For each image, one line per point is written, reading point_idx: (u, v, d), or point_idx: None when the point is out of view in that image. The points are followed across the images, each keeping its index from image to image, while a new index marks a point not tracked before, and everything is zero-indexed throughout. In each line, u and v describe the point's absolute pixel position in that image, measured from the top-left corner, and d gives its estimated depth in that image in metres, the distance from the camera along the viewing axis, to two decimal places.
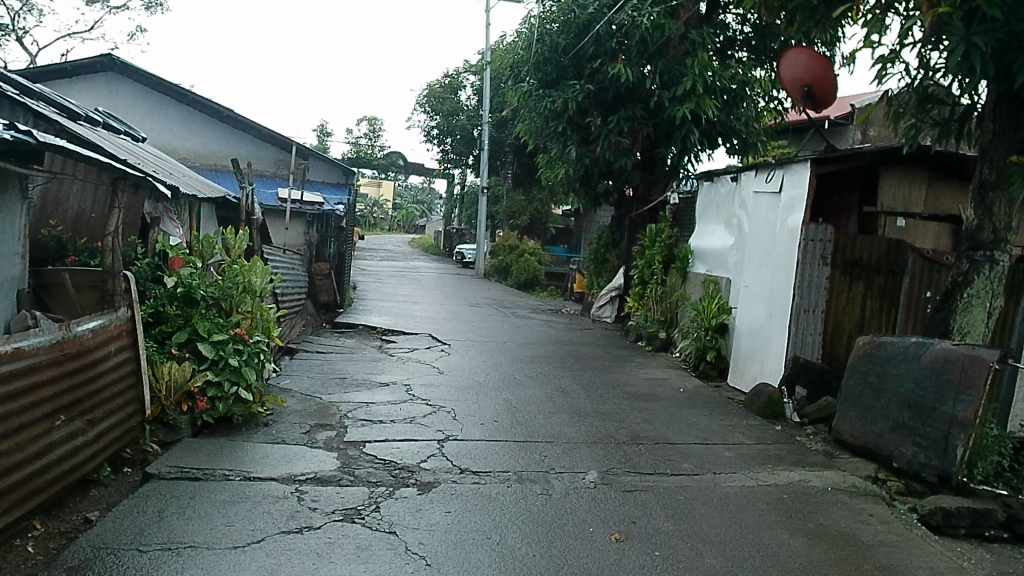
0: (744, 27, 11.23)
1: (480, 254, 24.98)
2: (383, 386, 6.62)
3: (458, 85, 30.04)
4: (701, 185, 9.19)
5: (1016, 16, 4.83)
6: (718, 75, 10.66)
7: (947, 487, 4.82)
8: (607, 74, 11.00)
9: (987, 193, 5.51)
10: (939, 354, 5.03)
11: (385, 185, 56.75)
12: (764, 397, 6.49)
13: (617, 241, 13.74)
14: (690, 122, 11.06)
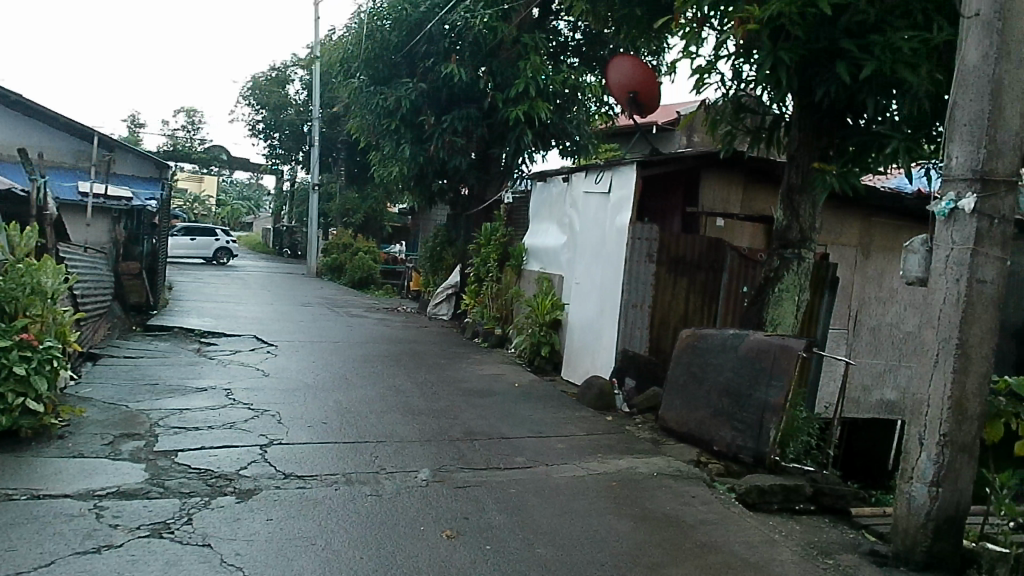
0: (575, 35, 11.78)
1: (315, 253, 24.41)
2: (199, 391, 6.31)
3: (285, 78, 29.33)
4: (534, 185, 9.43)
5: (813, 35, 5.34)
6: (550, 79, 11.01)
7: (761, 466, 5.24)
8: (440, 74, 11.06)
9: (795, 196, 6.00)
10: (753, 345, 5.45)
11: (210, 180, 54.20)
12: (595, 390, 6.68)
13: (453, 240, 13.81)
14: (523, 124, 11.31)
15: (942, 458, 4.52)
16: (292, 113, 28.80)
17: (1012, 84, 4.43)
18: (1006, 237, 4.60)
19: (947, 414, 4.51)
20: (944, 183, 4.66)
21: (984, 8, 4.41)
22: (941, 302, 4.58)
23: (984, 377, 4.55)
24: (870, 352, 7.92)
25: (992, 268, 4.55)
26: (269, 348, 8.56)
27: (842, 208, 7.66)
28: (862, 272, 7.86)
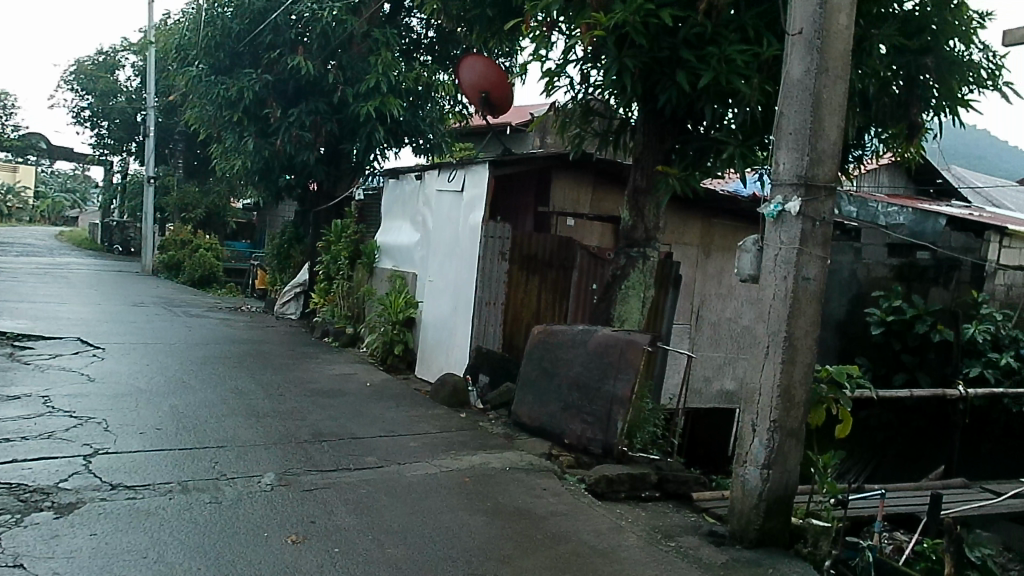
0: (428, 32, 11.65)
1: (150, 250, 23.04)
2: (12, 399, 5.79)
3: (114, 64, 27.51)
4: (386, 182, 9.35)
5: (656, 44, 5.61)
6: (402, 76, 10.98)
7: (610, 457, 5.46)
8: (286, 66, 10.77)
9: (640, 198, 6.27)
10: (601, 340, 5.66)
11: (27, 171, 49.80)
12: (449, 388, 6.67)
13: (302, 237, 13.44)
14: (373, 120, 11.15)
15: (773, 442, 5.19)
16: (122, 100, 26.97)
17: (830, 96, 5.13)
18: (828, 240, 5.29)
19: (777, 401, 5.19)
20: (775, 188, 5.31)
21: (805, 28, 5.13)
22: (771, 298, 5.23)
23: (808, 366, 5.24)
24: (710, 345, 8.41)
25: (814, 265, 5.22)
26: (94, 352, 7.97)
27: (684, 210, 8.08)
28: (702, 270, 8.33)
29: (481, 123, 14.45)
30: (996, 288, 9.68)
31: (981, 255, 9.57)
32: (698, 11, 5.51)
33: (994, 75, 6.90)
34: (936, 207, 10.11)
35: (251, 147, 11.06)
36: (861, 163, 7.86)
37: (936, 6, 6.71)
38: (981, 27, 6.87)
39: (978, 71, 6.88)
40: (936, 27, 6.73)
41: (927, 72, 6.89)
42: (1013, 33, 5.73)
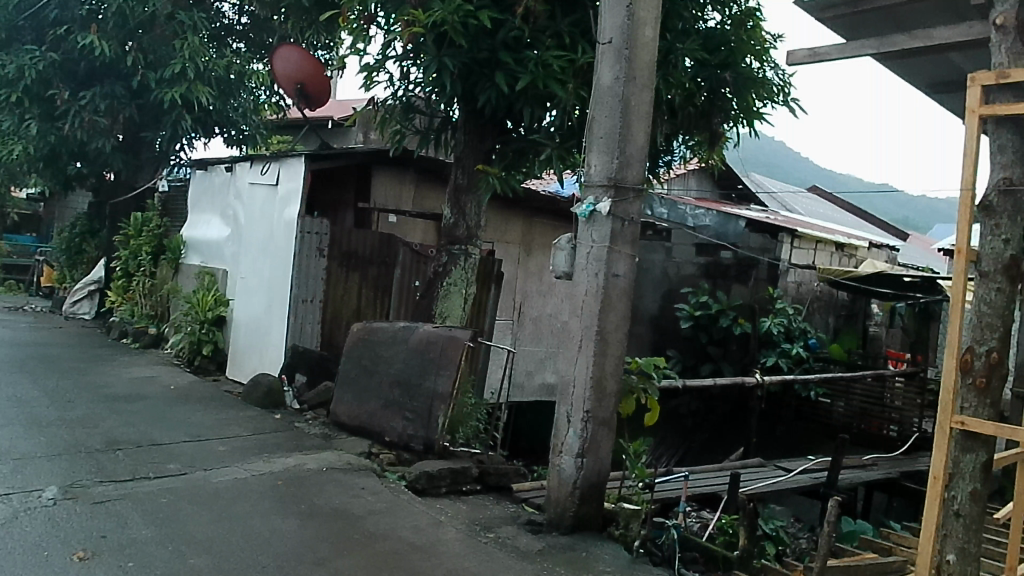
0: (241, 18, 11.23)
1: None
2: None
3: None
4: (192, 173, 8.88)
5: (475, 45, 5.72)
6: (212, 62, 10.41)
7: (431, 452, 5.50)
8: (77, 44, 10.00)
9: (461, 196, 6.35)
10: (423, 337, 5.68)
11: None
12: (262, 388, 6.46)
13: (97, 230, 12.46)
14: (180, 108, 10.61)
15: (586, 431, 5.46)
16: None
17: (637, 104, 5.44)
18: (636, 238, 5.61)
19: (589, 393, 5.46)
20: (587, 188, 5.57)
21: (615, 38, 5.42)
22: (585, 294, 5.48)
23: (618, 358, 5.55)
24: (532, 339, 8.68)
25: (623, 262, 5.52)
26: None
27: (506, 208, 8.26)
28: (525, 266, 8.56)
29: (299, 115, 14.03)
30: (788, 284, 10.69)
31: (775, 254, 10.40)
32: (516, 15, 5.68)
33: (783, 90, 7.59)
34: (737, 209, 10.99)
35: (33, 130, 10.17)
36: (670, 167, 8.37)
37: (733, 25, 7.28)
38: (772, 47, 7.53)
39: (769, 86, 7.54)
40: (734, 44, 7.30)
41: (725, 85, 7.47)
42: (794, 54, 6.37)
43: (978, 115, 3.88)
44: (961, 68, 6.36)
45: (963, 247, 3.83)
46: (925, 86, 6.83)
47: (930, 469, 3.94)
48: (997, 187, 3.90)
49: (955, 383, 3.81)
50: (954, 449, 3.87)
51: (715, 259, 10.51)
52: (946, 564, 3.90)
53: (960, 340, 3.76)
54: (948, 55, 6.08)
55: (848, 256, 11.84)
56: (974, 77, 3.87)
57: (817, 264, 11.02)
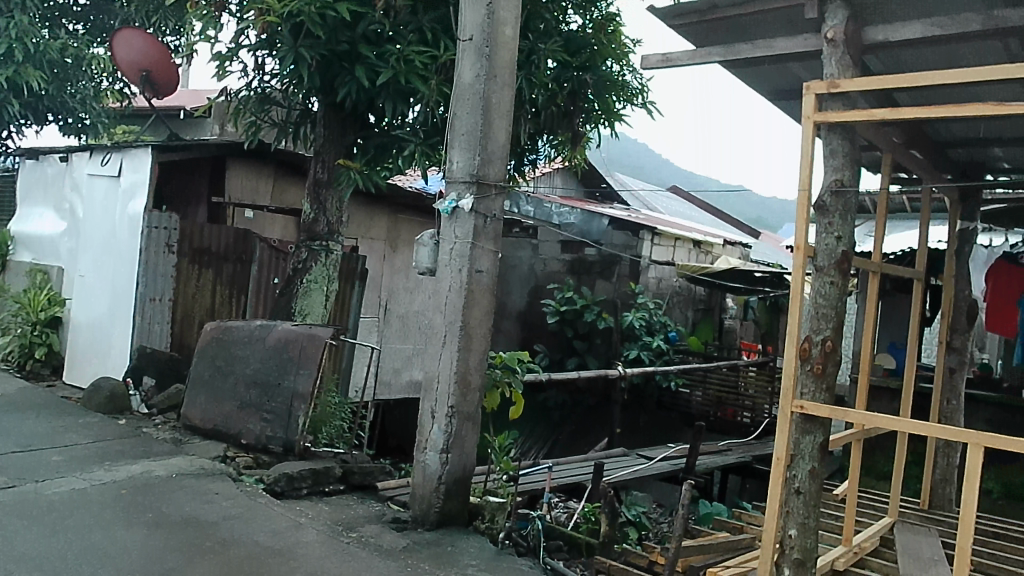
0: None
1: None
2: None
3: None
4: (21, 162, 8.25)
5: (334, 37, 5.64)
6: (45, 45, 9.71)
7: (291, 454, 5.37)
8: None
9: (321, 191, 6.24)
10: (282, 336, 5.53)
11: None
12: (105, 392, 6.09)
13: None
14: (8, 92, 9.80)
15: (451, 427, 5.48)
16: None
17: (498, 102, 5.51)
18: (499, 234, 5.68)
19: (453, 388, 5.48)
20: (449, 185, 5.60)
21: (476, 35, 5.46)
22: (448, 290, 5.50)
23: (482, 353, 5.60)
24: (399, 337, 8.62)
25: (486, 258, 5.57)
26: None
27: (371, 205, 8.17)
28: (390, 263, 8.50)
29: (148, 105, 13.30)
30: (649, 280, 11.14)
31: (638, 252, 10.89)
32: (376, 9, 5.62)
33: (641, 93, 7.89)
34: (600, 207, 11.36)
35: None
36: (535, 166, 8.51)
37: (594, 29, 7.51)
38: (631, 51, 7.81)
39: (628, 89, 7.82)
40: (595, 47, 7.52)
41: (587, 86, 7.67)
42: (648, 59, 6.64)
43: (812, 121, 4.79)
44: (798, 78, 6.84)
45: (801, 245, 4.77)
46: (768, 93, 7.29)
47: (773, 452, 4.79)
48: (828, 190, 4.89)
49: (794, 370, 4.76)
50: (795, 431, 4.78)
51: (579, 256, 10.79)
52: (789, 537, 4.78)
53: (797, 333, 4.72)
54: (787, 65, 6.52)
55: (704, 253, 12.47)
56: (810, 89, 4.79)
57: (676, 260, 11.54)
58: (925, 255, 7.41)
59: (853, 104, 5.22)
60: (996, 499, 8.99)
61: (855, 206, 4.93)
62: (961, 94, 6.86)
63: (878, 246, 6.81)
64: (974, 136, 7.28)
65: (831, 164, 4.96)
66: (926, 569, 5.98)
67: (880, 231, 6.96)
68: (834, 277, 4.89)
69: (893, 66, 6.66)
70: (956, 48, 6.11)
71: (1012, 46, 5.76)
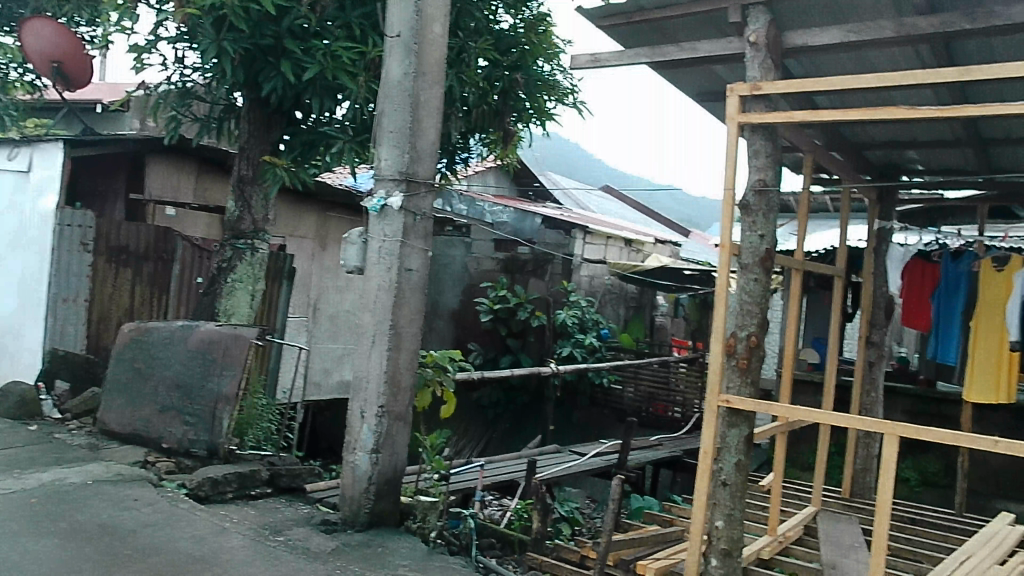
0: None
1: None
2: None
3: None
4: None
5: (258, 31, 5.55)
6: None
7: (216, 458, 5.25)
8: None
9: (246, 187, 6.11)
10: (203, 337, 5.41)
11: None
12: (14, 397, 5.85)
13: None
14: None
15: (381, 427, 5.43)
16: None
17: (427, 99, 5.49)
18: (428, 232, 5.65)
19: (383, 387, 5.43)
20: (378, 183, 5.55)
21: (403, 31, 5.42)
22: (377, 288, 5.45)
23: (412, 352, 5.57)
24: (329, 337, 8.52)
25: (416, 257, 5.54)
26: None
27: (298, 203, 8.04)
28: (320, 262, 8.37)
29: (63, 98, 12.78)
30: (581, 278, 11.26)
31: (570, 250, 11.02)
32: (302, 4, 5.54)
33: (573, 93, 7.96)
34: (533, 206, 11.43)
35: None
36: (467, 165, 8.51)
37: (525, 28, 7.55)
38: (561, 51, 7.88)
39: (559, 88, 7.88)
40: (526, 46, 7.57)
41: (518, 85, 7.71)
42: (577, 59, 6.71)
43: (736, 122, 4.91)
44: (723, 80, 7.02)
45: (726, 243, 4.90)
46: (694, 95, 7.45)
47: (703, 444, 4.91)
48: (752, 189, 5.04)
49: (722, 365, 4.85)
50: (722, 425, 4.89)
51: (512, 255, 10.85)
52: (715, 528, 4.89)
53: (725, 329, 4.82)
54: (712, 67, 6.68)
55: (636, 252, 12.66)
56: (733, 91, 4.92)
57: (608, 259, 11.69)
58: (844, 252, 7.68)
59: (774, 106, 5.37)
60: (914, 486, 9.38)
61: (777, 206, 5.08)
62: (876, 98, 7.14)
63: (800, 244, 7.02)
64: (889, 138, 7.58)
65: (754, 164, 5.09)
66: (847, 555, 6.19)
67: (801, 229, 7.19)
68: (759, 274, 5.04)
69: (813, 70, 6.89)
70: (872, 53, 6.35)
71: (923, 52, 6.02)
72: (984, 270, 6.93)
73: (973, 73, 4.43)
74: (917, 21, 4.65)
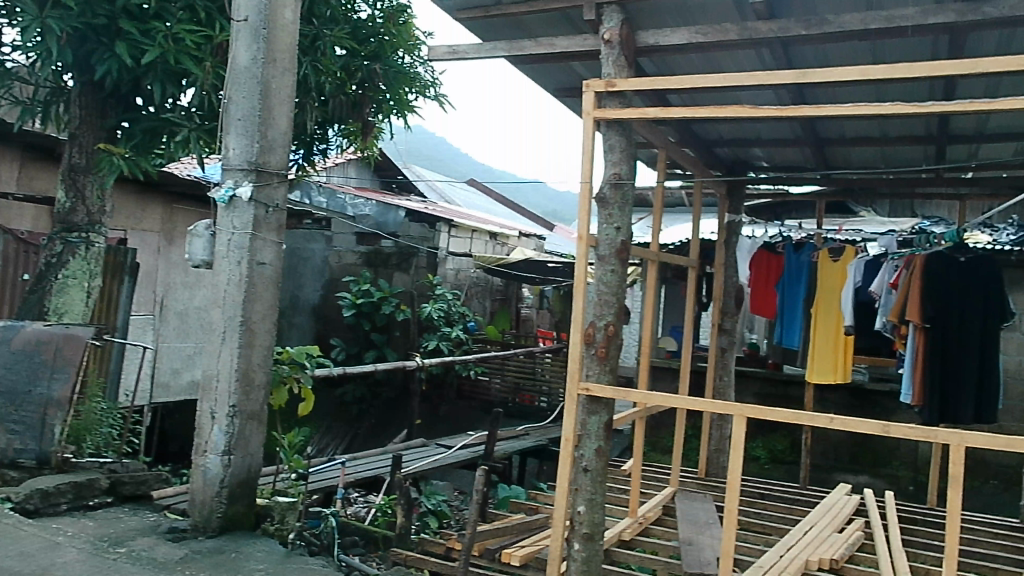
0: None
1: None
2: None
3: None
4: None
5: (89, 9, 5.17)
6: None
7: (46, 467, 4.92)
8: None
9: (78, 177, 5.70)
10: (29, 337, 5.00)
11: None
12: None
13: None
14: None
15: (232, 427, 5.21)
16: None
17: (278, 87, 5.29)
18: (282, 225, 5.47)
19: (235, 386, 5.21)
20: (225, 173, 5.30)
21: (251, 16, 5.20)
22: (226, 283, 5.22)
23: (266, 349, 5.37)
24: (177, 335, 8.15)
25: (268, 250, 5.34)
26: None
27: (140, 193, 7.59)
28: (166, 256, 7.96)
29: None
30: (447, 272, 11.27)
31: (435, 244, 10.89)
32: None
33: (433, 85, 7.93)
34: (397, 199, 11.33)
35: None
36: (326, 157, 8.29)
37: (383, 19, 7.43)
38: (421, 43, 7.80)
39: (420, 81, 7.83)
40: (385, 37, 7.45)
41: (377, 77, 7.57)
42: (435, 50, 6.67)
43: (591, 117, 5.03)
44: (580, 77, 7.20)
45: (583, 235, 5.02)
46: (553, 90, 7.59)
47: (563, 432, 5.02)
48: (607, 183, 5.17)
49: (580, 354, 4.97)
50: (581, 412, 5.01)
51: (375, 248, 10.86)
52: (578, 514, 4.98)
53: (582, 318, 4.93)
54: (569, 63, 6.82)
55: (501, 245, 12.80)
56: (589, 86, 5.01)
57: (473, 252, 11.74)
58: (696, 245, 8.05)
59: (628, 103, 5.54)
60: (763, 463, 9.99)
61: (632, 199, 5.25)
62: (723, 97, 7.52)
63: (654, 236, 7.32)
64: (735, 136, 8.00)
65: (610, 158, 5.23)
66: (702, 532, 6.50)
67: (655, 223, 7.49)
68: (614, 265, 5.17)
69: (664, 69, 7.18)
70: (718, 56, 6.69)
71: (765, 55, 6.38)
72: (823, 260, 7.54)
73: (806, 77, 4.72)
74: (757, 26, 4.89)
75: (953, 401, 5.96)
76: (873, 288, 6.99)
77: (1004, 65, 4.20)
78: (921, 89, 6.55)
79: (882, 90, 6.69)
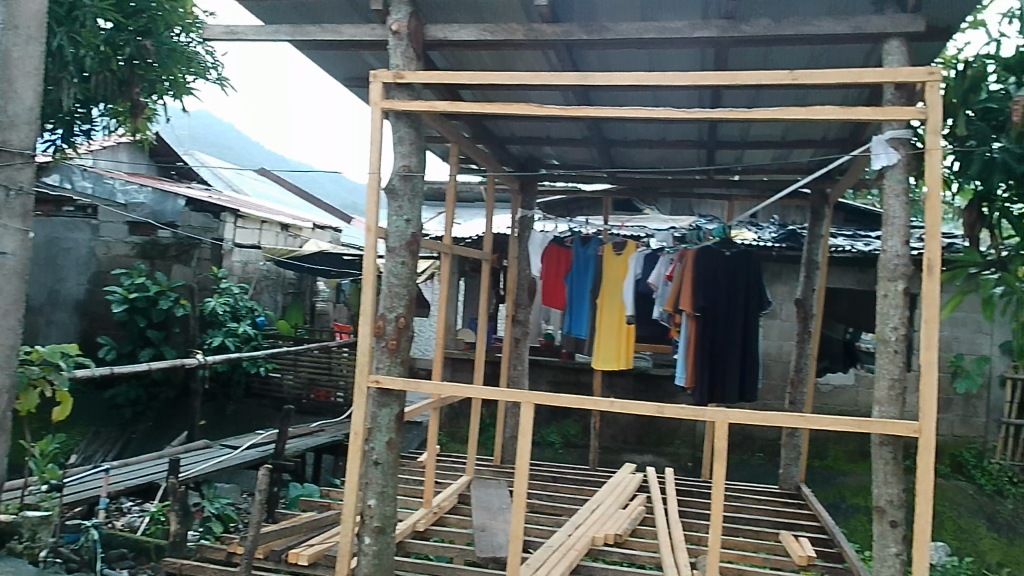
0: None
1: None
2: None
3: None
4: None
5: None
6: None
7: None
8: None
9: None
10: None
11: None
12: None
13: None
14: None
15: None
16: None
17: (20, 58, 4.75)
18: (27, 212, 4.93)
19: None
20: None
21: None
22: None
23: (9, 347, 4.81)
24: None
25: (10, 239, 4.79)
26: None
27: None
28: None
29: None
30: (234, 264, 10.75)
31: (219, 235, 10.32)
32: None
33: (214, 68, 7.49)
34: (178, 187, 10.63)
35: None
36: (88, 138, 7.71)
37: None
38: (201, 21, 7.20)
39: (199, 62, 7.33)
40: (157, 12, 6.79)
41: (148, 54, 6.97)
42: (211, 29, 6.29)
43: (379, 108, 4.96)
44: (370, 67, 7.12)
45: (371, 227, 4.96)
46: (341, 78, 7.46)
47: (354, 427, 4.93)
48: (397, 175, 5.13)
49: (370, 346, 4.93)
50: (371, 405, 4.95)
51: (151, 239, 10.15)
52: (369, 508, 4.93)
53: (373, 310, 4.88)
54: (359, 52, 6.71)
55: (293, 237, 12.38)
56: (377, 77, 4.95)
57: (262, 243, 11.28)
58: (490, 240, 8.20)
59: (417, 96, 5.54)
60: (557, 448, 10.45)
61: (421, 190, 5.24)
62: (513, 95, 7.73)
63: (449, 229, 7.27)
64: (526, 134, 8.26)
65: (399, 150, 5.18)
66: (494, 517, 6.68)
67: (449, 216, 7.53)
68: (404, 257, 5.13)
69: (456, 64, 7.26)
70: (508, 55, 6.88)
71: (552, 57, 6.64)
72: (607, 253, 7.90)
73: (587, 80, 4.95)
74: (541, 28, 5.05)
75: (720, 384, 6.57)
76: (651, 280, 7.51)
77: (755, 80, 4.62)
78: (691, 97, 7.10)
79: (657, 95, 7.18)
